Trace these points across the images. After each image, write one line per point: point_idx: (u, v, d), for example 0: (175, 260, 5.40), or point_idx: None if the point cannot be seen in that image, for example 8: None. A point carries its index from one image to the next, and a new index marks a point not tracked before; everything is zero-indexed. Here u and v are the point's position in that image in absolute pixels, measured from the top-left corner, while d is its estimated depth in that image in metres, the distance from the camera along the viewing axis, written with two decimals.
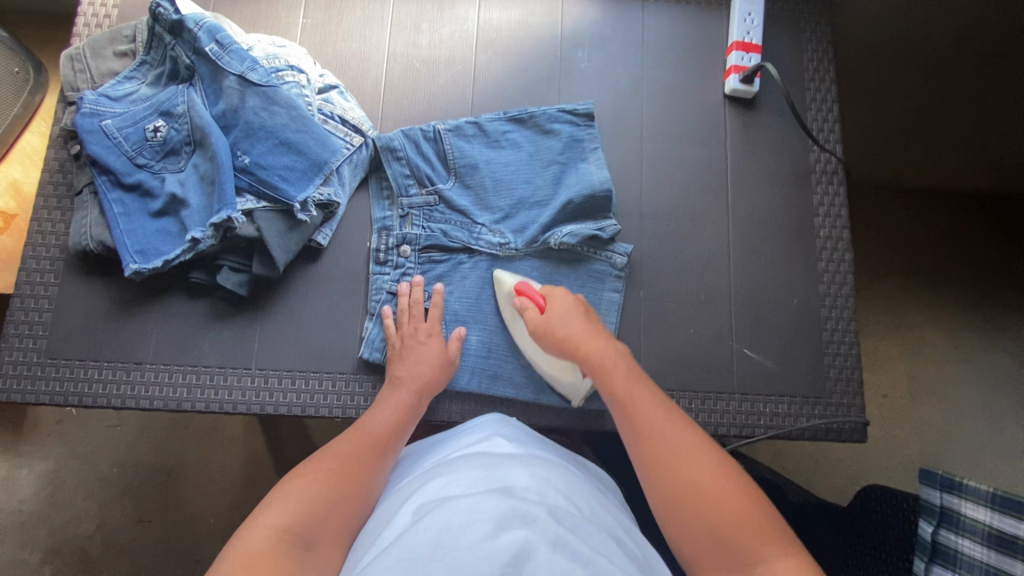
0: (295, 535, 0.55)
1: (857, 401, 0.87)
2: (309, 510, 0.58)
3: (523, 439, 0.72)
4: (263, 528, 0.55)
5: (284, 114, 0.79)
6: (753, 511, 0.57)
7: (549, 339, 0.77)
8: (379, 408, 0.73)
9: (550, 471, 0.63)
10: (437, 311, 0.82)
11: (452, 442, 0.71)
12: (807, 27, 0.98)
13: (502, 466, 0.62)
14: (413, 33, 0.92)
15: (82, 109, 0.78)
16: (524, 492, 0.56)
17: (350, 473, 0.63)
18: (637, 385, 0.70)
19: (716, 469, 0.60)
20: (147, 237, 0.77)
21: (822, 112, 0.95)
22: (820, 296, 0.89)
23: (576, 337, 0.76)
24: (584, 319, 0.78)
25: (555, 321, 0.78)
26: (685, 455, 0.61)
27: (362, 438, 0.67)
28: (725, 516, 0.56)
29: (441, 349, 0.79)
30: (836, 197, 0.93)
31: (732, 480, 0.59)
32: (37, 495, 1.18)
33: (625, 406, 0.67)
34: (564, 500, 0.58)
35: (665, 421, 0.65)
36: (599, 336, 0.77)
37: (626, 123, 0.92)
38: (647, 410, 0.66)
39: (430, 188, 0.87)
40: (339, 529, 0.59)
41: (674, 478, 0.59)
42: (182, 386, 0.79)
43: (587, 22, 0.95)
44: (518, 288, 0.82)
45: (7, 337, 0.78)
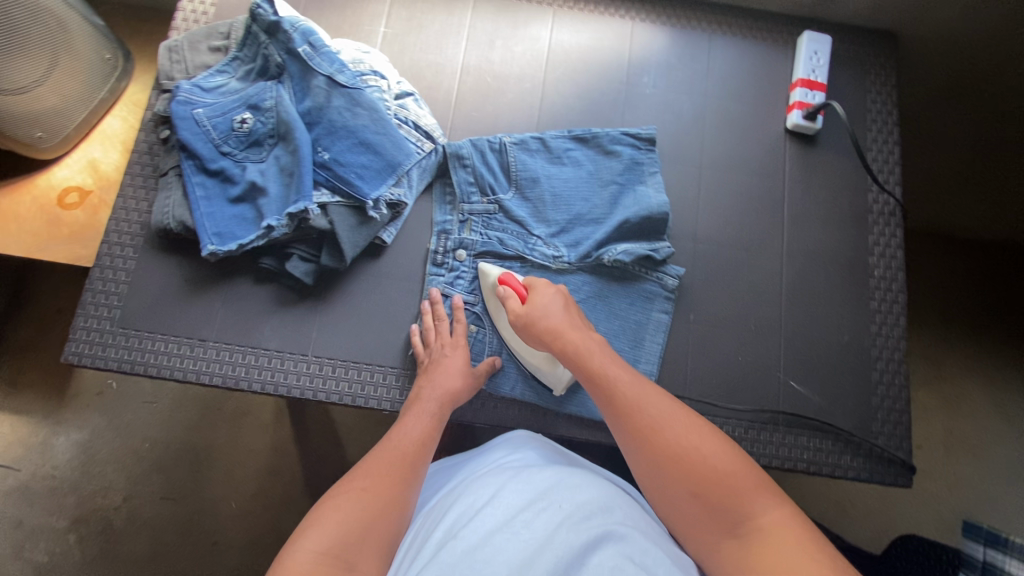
0: (339, 557, 0.53)
1: (904, 444, 0.86)
2: (349, 530, 0.56)
3: (551, 454, 0.72)
4: (308, 552, 0.53)
5: (366, 116, 0.83)
6: (738, 468, 0.57)
7: (529, 330, 0.74)
8: (407, 421, 0.72)
9: (579, 477, 0.63)
10: (462, 327, 0.83)
11: (480, 458, 0.71)
12: (872, 69, 0.99)
13: (530, 477, 0.62)
14: (487, 49, 0.96)
15: (178, 98, 0.83)
16: (550, 510, 0.57)
17: (385, 491, 0.61)
18: (614, 364, 0.68)
19: (701, 433, 0.59)
20: (224, 222, 0.81)
21: (882, 153, 0.96)
22: (872, 335, 0.89)
23: (553, 325, 0.73)
24: (563, 308, 0.75)
25: (534, 310, 0.74)
26: (664, 424, 0.60)
27: (392, 452, 0.66)
28: (711, 478, 0.56)
29: (462, 362, 0.79)
30: (892, 238, 0.93)
31: (715, 440, 0.59)
32: (71, 462, 1.22)
33: (604, 385, 0.66)
34: (596, 506, 0.58)
35: (647, 395, 0.63)
36: (575, 321, 0.74)
37: (685, 150, 0.94)
38: (627, 385, 0.65)
39: (491, 197, 0.89)
40: (380, 545, 0.57)
41: (657, 446, 0.59)
42: (240, 365, 0.82)
43: (655, 50, 0.98)
44: (501, 279, 0.80)
45: (84, 303, 0.83)
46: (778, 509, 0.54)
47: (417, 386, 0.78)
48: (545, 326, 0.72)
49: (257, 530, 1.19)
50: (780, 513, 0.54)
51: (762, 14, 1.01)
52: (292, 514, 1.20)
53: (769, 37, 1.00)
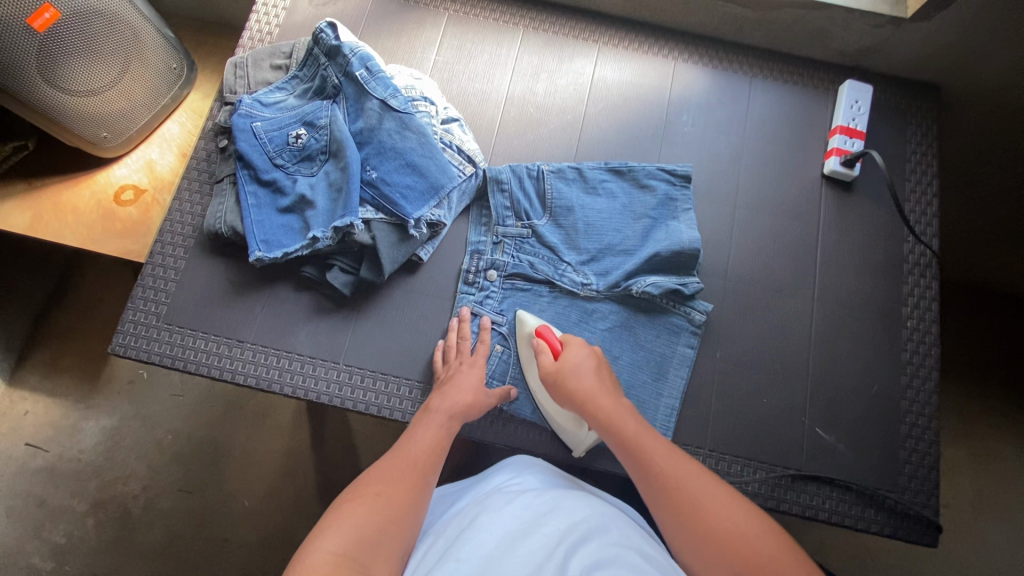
0: (354, 559, 0.54)
1: (931, 501, 0.84)
2: (364, 535, 0.57)
3: (552, 479, 0.72)
4: (324, 553, 0.54)
5: (414, 139, 0.87)
6: (778, 546, 0.56)
7: (560, 388, 0.76)
8: (418, 430, 0.73)
9: (579, 501, 0.63)
10: (485, 347, 0.85)
11: (485, 480, 0.72)
12: (914, 120, 0.99)
13: (529, 501, 0.63)
14: (532, 80, 1.00)
15: (239, 111, 0.88)
16: (550, 531, 0.57)
17: (396, 497, 0.62)
18: (647, 436, 0.68)
19: (740, 511, 0.60)
20: (272, 230, 0.85)
21: (921, 204, 0.96)
22: (902, 387, 0.88)
23: (585, 388, 0.74)
24: (597, 371, 0.76)
25: (566, 368, 0.76)
26: (700, 499, 0.61)
27: (404, 460, 0.67)
28: (753, 560, 0.56)
29: (479, 378, 0.80)
30: (927, 289, 0.92)
31: (754, 518, 0.59)
32: (97, 447, 1.26)
33: (638, 460, 0.66)
34: (597, 529, 0.58)
35: (681, 470, 0.64)
36: (608, 386, 0.75)
37: (719, 189, 0.96)
38: (661, 459, 0.65)
39: (526, 222, 0.91)
40: (393, 548, 0.58)
41: (696, 524, 0.59)
42: (274, 368, 0.85)
43: (694, 90, 1.00)
44: (538, 330, 0.82)
45: (134, 297, 0.87)
46: None
47: (431, 397, 0.79)
48: (577, 388, 0.74)
49: (267, 531, 1.21)
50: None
51: (804, 61, 1.03)
52: (303, 518, 1.22)
53: (810, 84, 1.01)
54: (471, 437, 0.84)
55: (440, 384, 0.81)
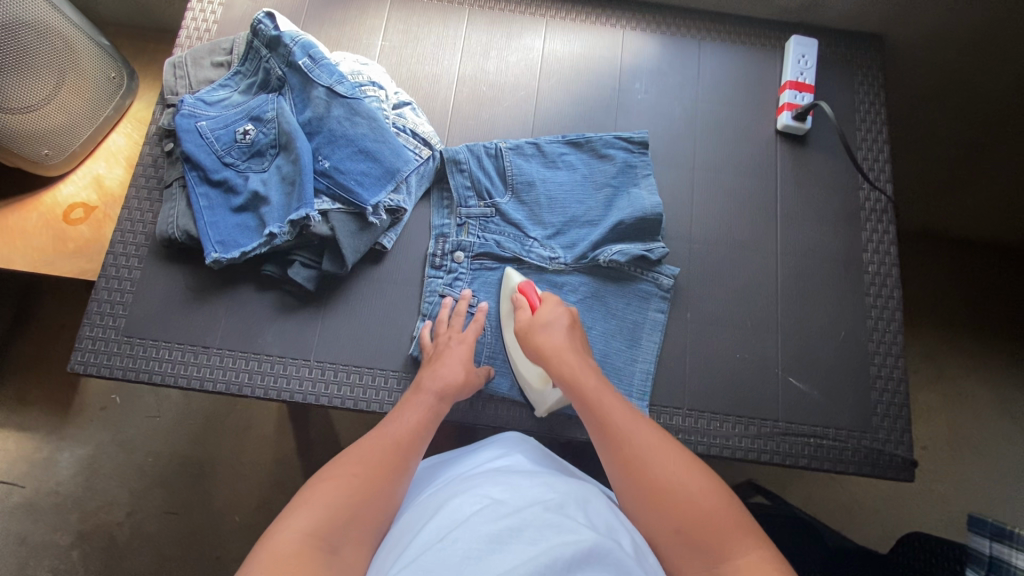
0: (323, 539, 0.54)
1: (905, 438, 0.86)
2: (335, 516, 0.56)
3: (539, 458, 0.72)
4: (293, 532, 0.53)
5: (364, 124, 0.85)
6: (713, 496, 0.58)
7: (527, 339, 0.77)
8: (405, 412, 0.71)
9: (569, 485, 0.63)
10: (476, 327, 0.83)
11: (467, 459, 0.72)
12: (859, 71, 1.01)
13: (520, 484, 0.62)
14: (482, 59, 0.99)
15: (182, 111, 0.86)
16: (546, 511, 0.56)
17: (372, 480, 0.61)
18: (613, 399, 0.69)
19: (692, 472, 0.60)
20: (227, 230, 0.83)
21: (872, 151, 0.98)
22: (868, 330, 0.90)
23: (553, 344, 0.75)
24: (569, 329, 0.77)
25: (539, 323, 0.77)
26: (654, 457, 0.62)
27: (386, 441, 0.66)
28: (688, 507, 0.58)
29: (469, 359, 0.79)
30: (885, 234, 0.94)
31: (705, 485, 0.59)
32: (73, 478, 1.22)
33: (599, 416, 0.67)
34: (590, 521, 0.57)
35: (641, 432, 0.64)
36: (576, 344, 0.76)
37: (678, 154, 0.96)
38: (623, 419, 0.66)
39: (488, 201, 0.91)
40: (364, 531, 0.58)
41: (646, 486, 0.60)
42: (244, 371, 0.83)
43: (644, 57, 1.01)
44: (520, 286, 0.83)
45: (90, 314, 0.84)
46: (758, 553, 0.54)
47: (419, 375, 0.78)
48: (546, 341, 0.75)
49: None
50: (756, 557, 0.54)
51: (750, 21, 1.04)
52: None
53: (758, 43, 1.02)
54: (453, 420, 0.84)
55: (429, 360, 0.80)
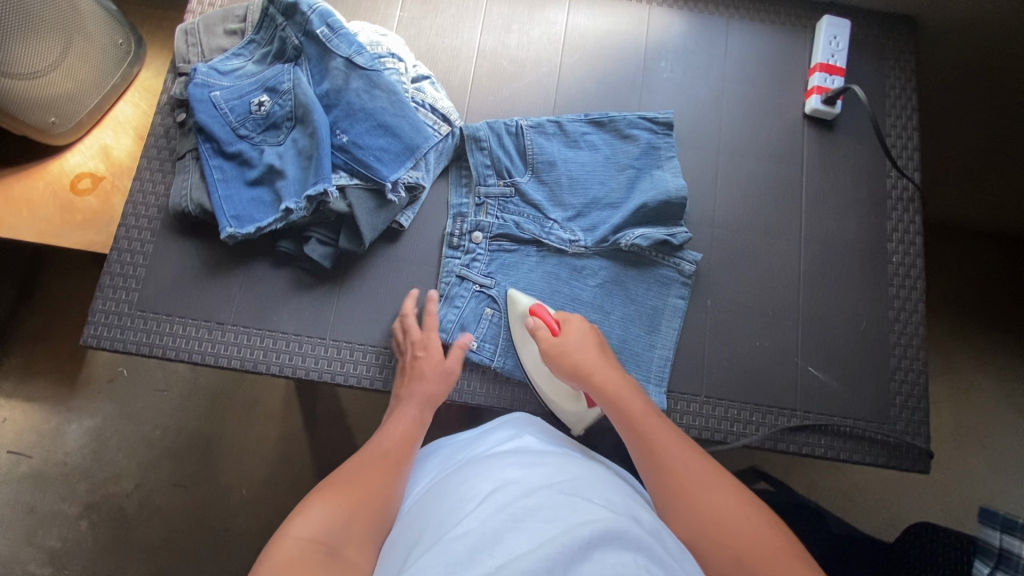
0: (326, 543, 0.54)
1: (922, 430, 0.85)
2: (334, 520, 0.56)
3: (551, 439, 0.72)
4: (296, 538, 0.53)
5: (384, 98, 0.82)
6: (768, 527, 0.56)
7: (560, 363, 0.74)
8: (391, 425, 0.74)
9: (581, 469, 0.63)
10: (433, 320, 0.82)
11: (476, 442, 0.71)
12: (891, 54, 0.98)
13: (531, 469, 0.61)
14: (503, 33, 0.95)
15: (195, 80, 0.83)
16: (558, 496, 0.56)
17: (367, 484, 0.62)
18: (659, 422, 0.67)
19: (742, 502, 0.58)
20: (242, 204, 0.81)
21: (901, 138, 0.95)
22: (890, 321, 0.88)
23: (587, 364, 0.73)
24: (600, 350, 0.75)
25: (569, 345, 0.75)
26: (703, 486, 0.60)
27: (375, 452, 0.68)
28: (741, 539, 0.55)
29: (439, 359, 0.79)
30: (911, 224, 0.92)
31: (763, 524, 0.57)
32: (82, 449, 1.23)
33: (642, 440, 0.65)
34: (605, 502, 0.57)
35: (691, 459, 0.63)
36: (610, 362, 0.74)
37: (703, 136, 0.94)
38: (667, 442, 0.64)
39: (508, 180, 0.88)
40: (366, 532, 0.58)
41: (698, 517, 0.58)
42: (258, 348, 0.82)
43: (671, 34, 0.98)
44: (532, 309, 0.80)
45: (102, 287, 0.83)
46: None
47: (394, 389, 0.80)
48: (581, 362, 0.73)
49: (268, 517, 1.20)
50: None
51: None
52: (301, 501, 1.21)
53: (788, 22, 0.99)
54: (467, 401, 0.83)
55: (400, 372, 0.80)
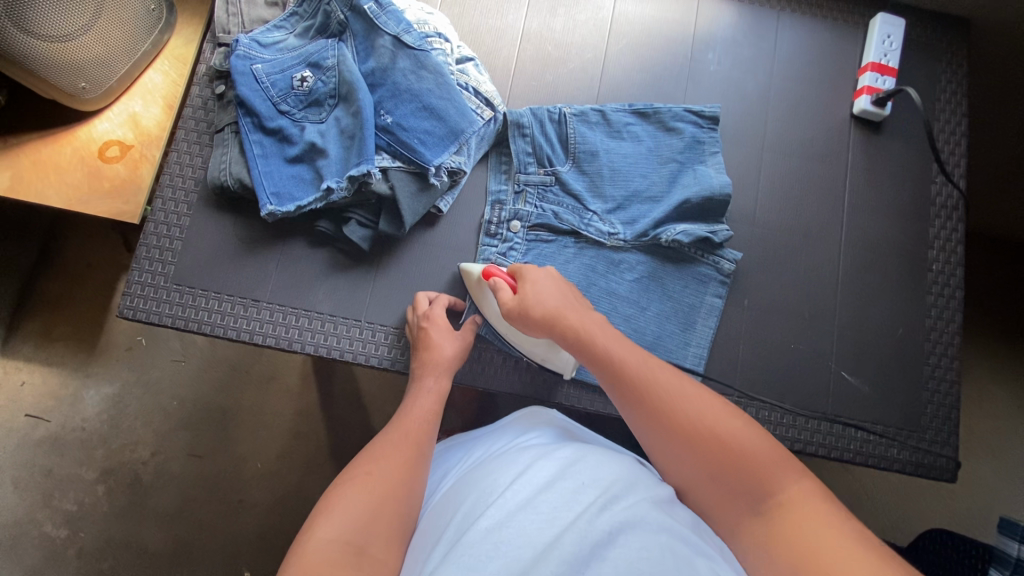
0: (352, 541, 0.55)
1: (952, 439, 0.85)
2: (359, 516, 0.57)
3: (564, 432, 0.71)
4: (323, 540, 0.54)
5: (430, 79, 0.80)
6: (750, 431, 0.58)
7: (524, 318, 0.70)
8: (410, 405, 0.73)
9: (602, 454, 0.63)
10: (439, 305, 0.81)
11: (494, 435, 0.71)
12: (944, 56, 0.96)
13: (549, 456, 0.62)
14: (549, 16, 0.93)
15: (237, 52, 0.81)
16: (577, 488, 0.57)
17: (389, 473, 0.62)
18: (613, 339, 0.67)
19: (723, 413, 0.59)
20: (282, 181, 0.80)
21: (949, 143, 0.93)
22: (926, 329, 0.88)
23: (550, 307, 0.69)
24: (559, 288, 0.72)
25: (528, 297, 0.70)
26: (686, 406, 0.60)
27: (395, 435, 0.68)
28: (732, 451, 0.56)
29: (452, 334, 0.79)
30: (953, 232, 0.91)
31: (736, 417, 0.59)
32: (100, 415, 1.24)
33: (618, 377, 0.64)
34: (626, 487, 0.58)
35: (667, 382, 0.62)
36: (573, 299, 0.72)
37: (747, 132, 0.92)
38: (640, 370, 0.63)
39: (548, 169, 0.87)
40: (392, 523, 0.59)
41: (688, 439, 0.58)
42: (294, 328, 0.82)
43: (720, 25, 0.95)
44: (484, 271, 0.76)
45: (138, 259, 0.82)
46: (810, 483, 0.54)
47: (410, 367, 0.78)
48: (544, 308, 0.69)
49: (282, 490, 1.21)
50: (808, 486, 0.54)
51: None
52: (316, 477, 1.22)
53: (841, 18, 0.96)
54: (498, 389, 0.83)
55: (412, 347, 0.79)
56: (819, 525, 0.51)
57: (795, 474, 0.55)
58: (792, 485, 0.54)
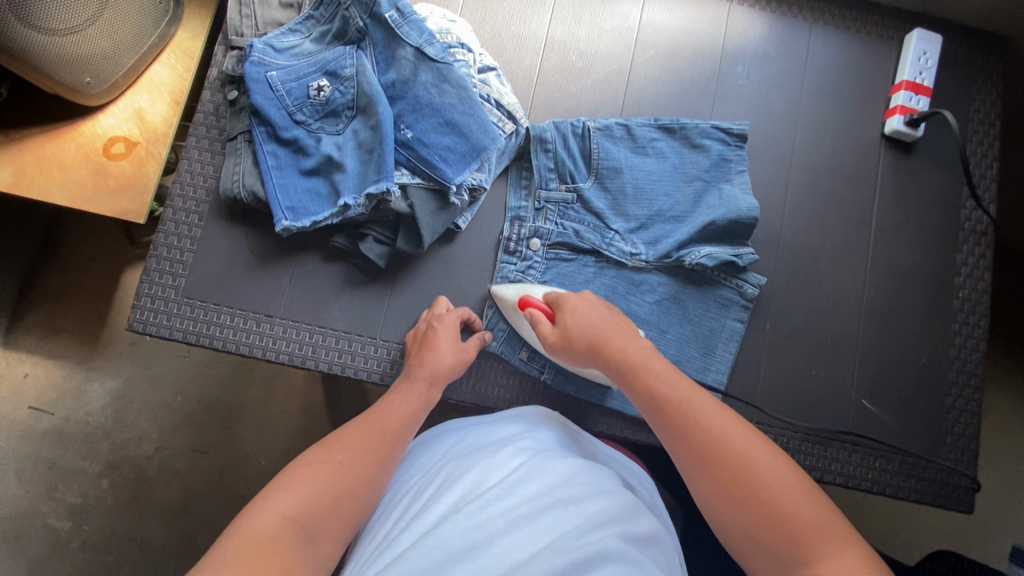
0: (302, 526, 0.54)
1: (970, 469, 0.85)
2: (316, 503, 0.56)
3: (563, 438, 0.69)
4: (273, 516, 0.53)
5: (453, 93, 0.77)
6: (796, 487, 0.54)
7: (567, 351, 0.69)
8: (394, 399, 0.70)
9: (593, 475, 0.61)
10: (451, 315, 0.78)
11: (485, 430, 0.69)
12: (980, 76, 0.93)
13: (542, 465, 0.60)
14: (574, 23, 0.90)
15: (251, 57, 0.78)
16: (560, 502, 0.55)
17: (357, 466, 0.60)
18: (662, 368, 0.65)
19: (768, 458, 0.56)
20: (297, 196, 0.77)
21: (980, 167, 0.91)
22: (949, 358, 0.87)
23: (596, 337, 0.68)
24: (608, 317, 0.70)
25: (570, 329, 0.69)
26: (729, 441, 0.57)
27: (373, 427, 0.65)
28: (768, 497, 0.53)
29: (456, 343, 0.76)
30: (981, 259, 0.89)
31: (783, 471, 0.55)
32: (104, 409, 1.23)
33: (657, 404, 0.62)
34: (606, 515, 0.56)
35: (715, 412, 0.60)
36: (621, 327, 0.69)
37: (774, 149, 0.89)
38: (682, 398, 0.61)
39: (570, 185, 0.85)
40: (344, 519, 0.57)
41: (721, 473, 0.56)
42: (308, 344, 0.80)
43: (750, 37, 0.92)
44: (522, 301, 0.74)
45: (148, 270, 0.80)
46: (851, 551, 0.49)
47: (409, 363, 0.75)
48: (585, 336, 0.68)
49: None
50: (852, 558, 0.48)
51: (870, 6, 0.94)
52: None
53: (876, 31, 0.93)
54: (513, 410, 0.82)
55: (415, 344, 0.76)
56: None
57: (839, 543, 0.50)
58: (832, 553, 0.49)
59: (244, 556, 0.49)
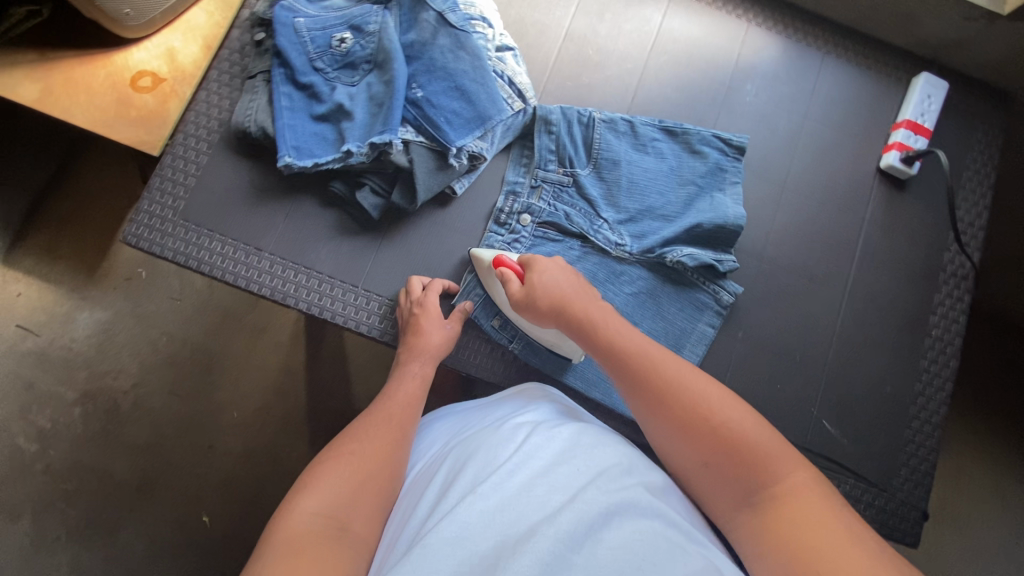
0: (335, 517, 0.54)
1: (921, 505, 0.85)
2: (344, 495, 0.56)
3: (562, 408, 0.69)
4: (306, 514, 0.53)
5: (467, 61, 0.81)
6: (748, 421, 0.56)
7: (533, 307, 0.71)
8: (395, 388, 0.73)
9: (600, 436, 0.61)
10: (433, 296, 0.79)
11: (487, 411, 0.69)
12: (979, 126, 0.95)
13: (548, 433, 0.60)
14: (595, 20, 0.93)
15: (283, 3, 0.82)
16: (573, 468, 0.56)
17: (372, 451, 0.61)
18: (618, 321, 0.67)
19: (720, 398, 0.58)
20: (304, 137, 0.80)
21: (969, 214, 0.93)
22: (915, 393, 0.87)
23: (561, 293, 0.70)
24: (570, 275, 0.73)
25: (536, 285, 0.71)
26: (683, 387, 0.59)
27: (380, 417, 0.67)
28: (725, 436, 0.55)
29: (443, 325, 0.78)
30: (958, 301, 0.90)
31: (737, 406, 0.57)
32: (89, 338, 1.25)
33: (615, 357, 0.64)
34: (617, 467, 0.57)
35: (668, 360, 0.62)
36: (584, 285, 0.72)
37: (771, 168, 0.92)
38: (639, 349, 0.63)
39: (568, 169, 0.87)
40: (376, 502, 0.58)
41: (678, 420, 0.57)
42: (291, 282, 0.82)
43: (762, 57, 0.95)
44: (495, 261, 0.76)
45: (151, 188, 0.83)
46: (802, 473, 0.53)
47: (400, 349, 0.78)
48: (552, 291, 0.70)
49: (253, 442, 1.21)
50: (805, 478, 0.53)
51: (882, 46, 0.97)
52: (289, 436, 1.22)
53: (884, 71, 0.96)
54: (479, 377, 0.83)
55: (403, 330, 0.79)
56: (844, 531, 0.48)
57: (792, 464, 0.53)
58: (790, 476, 0.52)
59: (291, 554, 0.49)
